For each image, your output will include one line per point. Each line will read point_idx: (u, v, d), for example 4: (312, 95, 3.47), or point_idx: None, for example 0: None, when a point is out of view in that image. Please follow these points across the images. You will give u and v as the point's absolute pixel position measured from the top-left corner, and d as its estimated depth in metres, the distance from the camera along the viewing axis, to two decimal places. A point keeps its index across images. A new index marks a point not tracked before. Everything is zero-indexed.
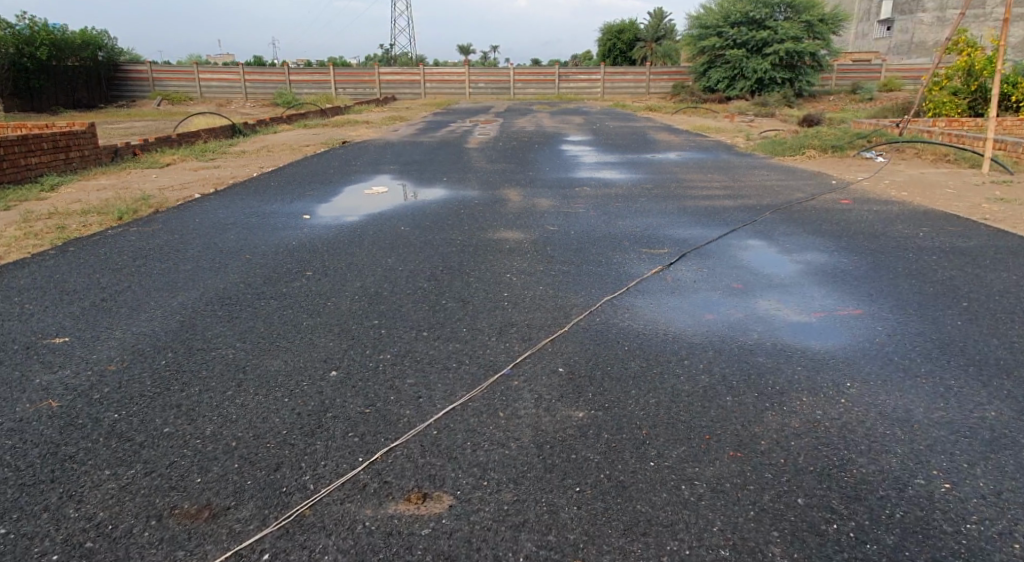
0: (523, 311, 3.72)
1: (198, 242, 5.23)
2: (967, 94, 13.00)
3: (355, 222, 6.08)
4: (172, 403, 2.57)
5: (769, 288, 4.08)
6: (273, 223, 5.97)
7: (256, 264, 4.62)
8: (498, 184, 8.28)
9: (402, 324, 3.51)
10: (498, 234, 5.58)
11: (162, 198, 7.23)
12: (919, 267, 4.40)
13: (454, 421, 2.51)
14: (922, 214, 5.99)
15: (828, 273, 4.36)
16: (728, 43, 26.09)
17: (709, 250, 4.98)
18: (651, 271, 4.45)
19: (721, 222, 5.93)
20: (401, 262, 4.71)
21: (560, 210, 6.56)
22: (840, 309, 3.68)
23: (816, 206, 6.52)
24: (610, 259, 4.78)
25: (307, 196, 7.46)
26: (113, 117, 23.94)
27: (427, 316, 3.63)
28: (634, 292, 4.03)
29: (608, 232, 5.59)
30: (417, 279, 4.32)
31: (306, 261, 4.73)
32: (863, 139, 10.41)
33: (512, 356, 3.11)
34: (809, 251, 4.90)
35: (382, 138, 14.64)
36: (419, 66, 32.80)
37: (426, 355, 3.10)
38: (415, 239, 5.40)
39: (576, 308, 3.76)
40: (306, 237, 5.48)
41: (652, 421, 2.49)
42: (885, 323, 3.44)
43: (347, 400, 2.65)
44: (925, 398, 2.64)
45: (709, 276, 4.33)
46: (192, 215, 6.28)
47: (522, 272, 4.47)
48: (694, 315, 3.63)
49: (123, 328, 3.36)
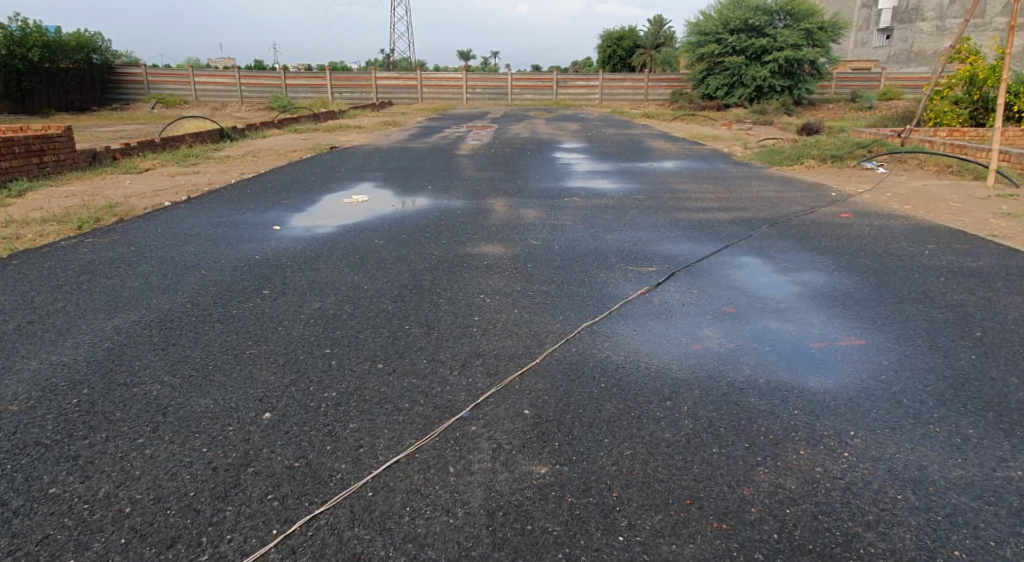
0: (491, 339, 3.37)
1: (153, 255, 4.88)
2: (968, 104, 12.66)
3: (328, 234, 5.74)
4: (68, 455, 2.26)
5: (764, 313, 3.74)
6: (240, 235, 5.63)
7: (210, 281, 4.27)
8: (484, 193, 7.96)
9: (356, 353, 3.15)
10: (477, 248, 5.24)
11: (130, 206, 6.90)
12: (927, 290, 4.06)
13: (395, 479, 2.16)
14: (926, 230, 5.65)
15: (829, 296, 4.02)
16: (727, 50, 25.81)
17: (700, 269, 4.64)
18: (637, 293, 4.12)
19: (715, 237, 5.59)
20: (368, 280, 4.37)
21: (547, 223, 6.23)
22: (841, 339, 3.33)
23: (816, 221, 6.17)
24: (594, 278, 4.44)
25: (282, 204, 7.12)
26: (105, 118, 23.65)
27: (385, 344, 3.27)
28: (617, 317, 3.69)
29: (595, 247, 5.26)
30: (382, 300, 3.97)
31: (266, 278, 4.38)
32: (863, 149, 10.09)
33: (473, 395, 2.76)
34: (808, 270, 4.55)
35: (374, 144, 14.32)
36: (415, 71, 32.53)
37: (375, 394, 2.74)
38: (388, 254, 5.05)
39: (551, 336, 3.42)
40: (272, 250, 5.14)
41: (625, 481, 2.14)
42: (891, 356, 3.08)
43: (274, 451, 2.30)
44: (941, 450, 2.28)
45: (699, 299, 4.00)
46: (155, 225, 5.94)
47: (496, 292, 4.12)
48: (680, 345, 3.28)
49: (41, 359, 3.02)
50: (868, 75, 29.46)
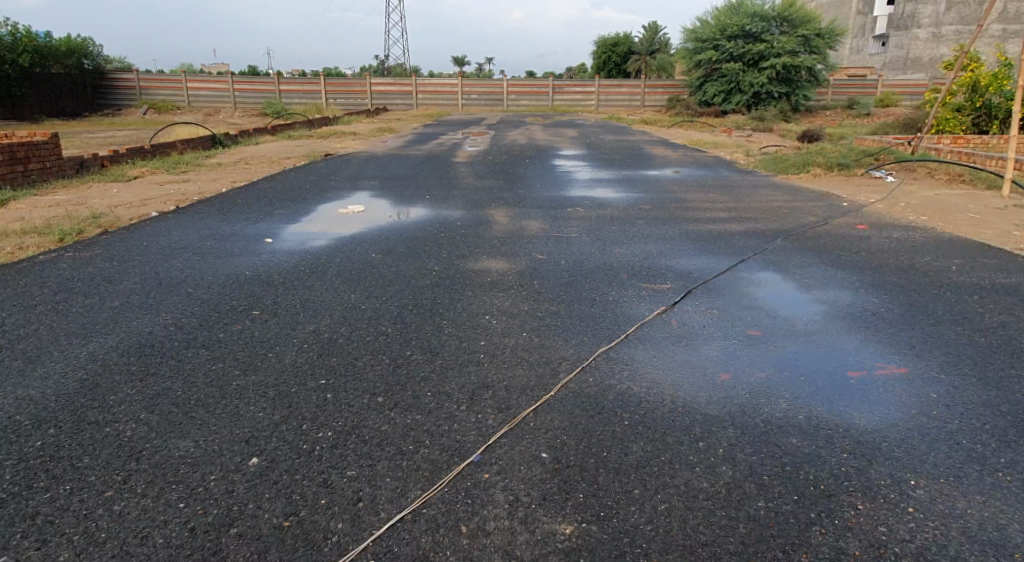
0: (500, 367, 3.11)
1: (137, 271, 4.59)
2: (971, 111, 12.47)
3: (322, 247, 5.46)
4: (24, 513, 1.97)
5: (792, 336, 3.49)
6: (229, 249, 5.34)
7: (196, 301, 3.98)
8: (485, 203, 7.70)
9: (353, 384, 2.87)
10: (480, 263, 4.98)
11: (115, 216, 6.60)
12: (963, 311, 3.82)
13: (401, 541, 1.89)
14: (948, 243, 5.43)
15: (859, 316, 3.77)
16: (724, 57, 25.65)
17: (718, 286, 4.39)
18: (653, 313, 3.86)
19: (728, 251, 5.35)
20: (366, 299, 4.09)
21: (551, 235, 5.97)
22: (880, 368, 3.08)
23: (831, 233, 5.94)
24: (606, 296, 4.18)
25: (275, 215, 6.84)
26: (96, 124, 23.30)
27: (385, 374, 3.00)
28: (634, 341, 3.43)
29: (603, 262, 5.00)
30: (382, 321, 3.70)
31: (256, 296, 4.10)
32: (871, 158, 9.90)
33: (484, 435, 2.49)
34: (832, 288, 4.31)
35: (369, 150, 14.05)
36: (411, 77, 32.30)
37: (376, 433, 2.46)
38: (387, 269, 4.79)
39: (565, 363, 3.15)
40: (264, 265, 4.86)
41: (664, 545, 1.88)
42: (937, 389, 2.85)
43: (261, 507, 2.02)
44: (1016, 505, 2.04)
45: (720, 320, 3.74)
46: (141, 238, 5.65)
47: (503, 313, 3.86)
48: (706, 375, 3.02)
49: (6, 392, 2.73)
50: (865, 82, 29.40)
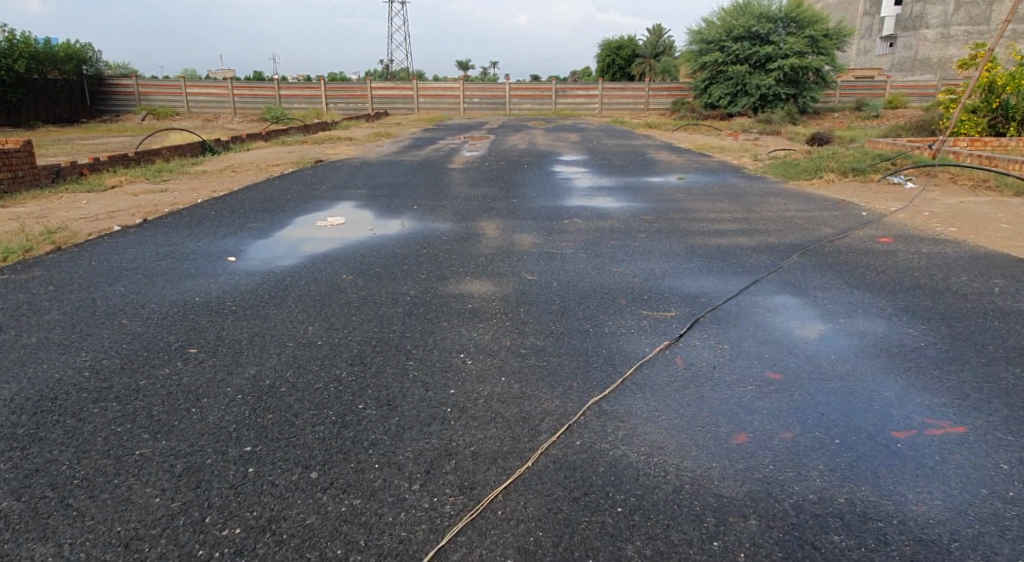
0: (468, 426, 2.56)
1: (72, 298, 4.07)
2: (987, 112, 11.87)
3: (290, 267, 4.94)
4: None
5: (821, 381, 2.93)
6: (185, 269, 4.82)
7: (127, 336, 3.46)
8: (475, 213, 7.18)
9: (284, 453, 2.34)
10: (462, 286, 4.44)
11: (73, 231, 6.09)
12: (1020, 346, 3.24)
13: None
14: (986, 259, 4.85)
15: (896, 353, 3.20)
16: (729, 58, 25.07)
17: (729, 313, 3.83)
18: (655, 349, 3.31)
19: (739, 269, 4.79)
20: (324, 332, 3.56)
21: (543, 251, 5.42)
22: (933, 425, 2.51)
23: (854, 247, 5.36)
24: (601, 328, 3.63)
25: (247, 228, 6.33)
26: (91, 131, 22.86)
27: (326, 437, 2.45)
28: (632, 388, 2.88)
29: (600, 284, 4.46)
30: (337, 362, 3.16)
31: (199, 329, 3.57)
32: (888, 163, 9.18)
33: (437, 530, 1.96)
34: (861, 315, 3.75)
35: (362, 157, 13.55)
36: (411, 81, 31.83)
37: (296, 532, 1.93)
38: (355, 294, 4.26)
39: (547, 421, 2.60)
40: (219, 289, 4.34)
41: None
42: (1010, 457, 2.29)
43: None
44: None
45: (734, 359, 3.18)
46: (93, 257, 5.14)
47: (481, 350, 3.32)
48: (718, 435, 2.46)
49: None
50: (873, 83, 28.81)
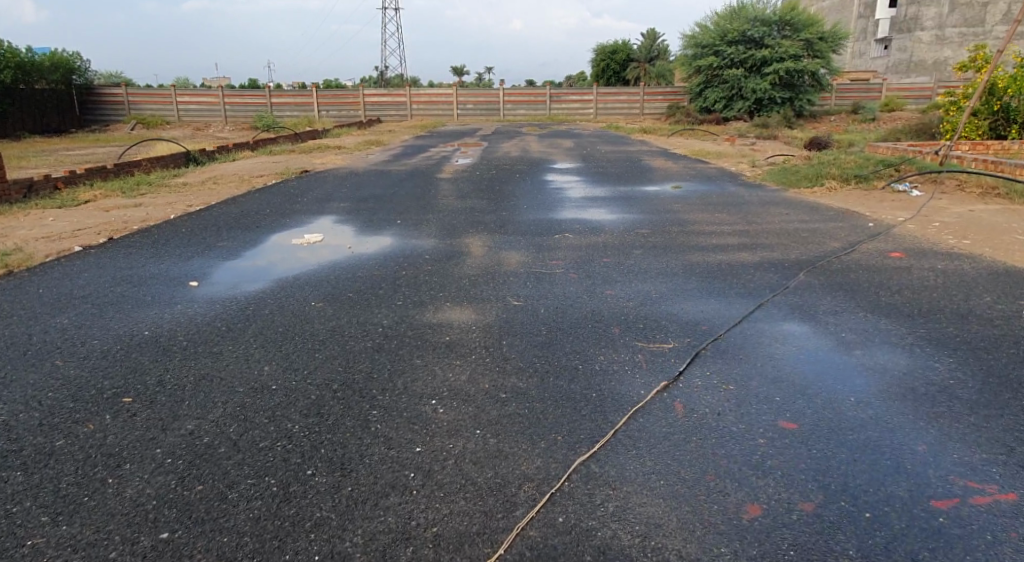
0: (432, 498, 2.17)
1: (8, 334, 3.68)
2: (987, 115, 11.49)
3: (257, 292, 4.56)
4: None
5: (842, 430, 2.56)
6: (141, 296, 4.43)
7: (56, 381, 3.06)
8: (462, 228, 6.82)
9: (205, 542, 1.94)
10: (441, 313, 4.07)
11: (30, 253, 5.70)
12: None
13: None
14: (1006, 277, 4.50)
15: (924, 394, 2.83)
16: (724, 62, 24.83)
17: (733, 345, 3.46)
18: (651, 392, 2.92)
19: (741, 290, 4.43)
20: (280, 374, 3.16)
21: (532, 271, 5.05)
22: (977, 491, 2.15)
23: (863, 263, 5.01)
24: (591, 364, 3.26)
25: (217, 248, 5.95)
26: (78, 141, 22.46)
27: (260, 518, 2.05)
28: (625, 443, 2.49)
29: (590, 310, 4.08)
30: (290, 413, 2.76)
31: (141, 371, 3.18)
32: (891, 169, 8.86)
33: None
34: (878, 346, 3.38)
35: (350, 167, 13.18)
36: (404, 88, 31.52)
37: None
38: (322, 324, 3.87)
39: (525, 489, 2.22)
40: (173, 320, 3.96)
41: None
42: None
43: None
44: None
45: (741, 403, 2.80)
46: (44, 283, 4.75)
47: (456, 394, 2.94)
48: (726, 508, 2.10)
49: None
50: (870, 86, 28.59)
